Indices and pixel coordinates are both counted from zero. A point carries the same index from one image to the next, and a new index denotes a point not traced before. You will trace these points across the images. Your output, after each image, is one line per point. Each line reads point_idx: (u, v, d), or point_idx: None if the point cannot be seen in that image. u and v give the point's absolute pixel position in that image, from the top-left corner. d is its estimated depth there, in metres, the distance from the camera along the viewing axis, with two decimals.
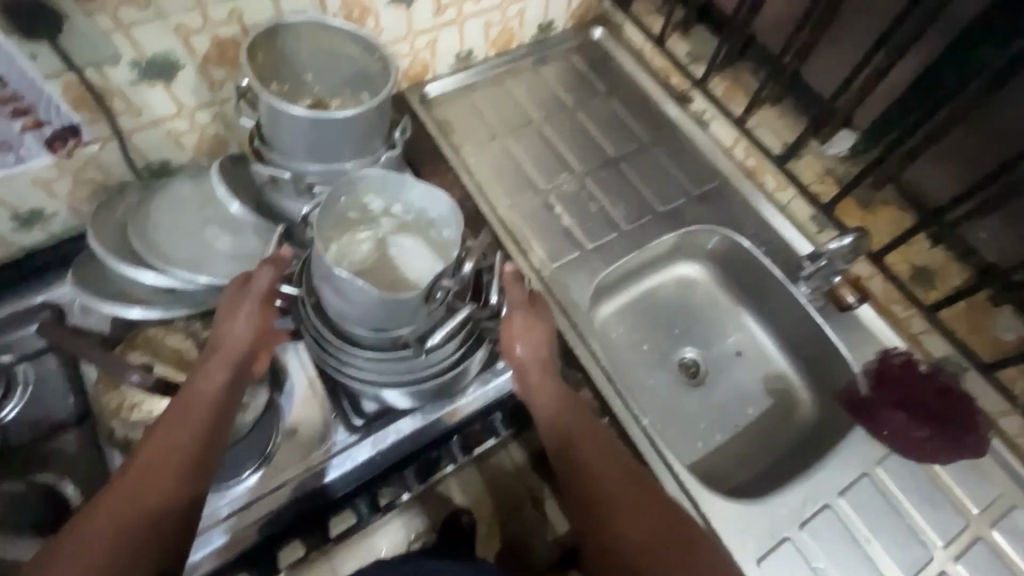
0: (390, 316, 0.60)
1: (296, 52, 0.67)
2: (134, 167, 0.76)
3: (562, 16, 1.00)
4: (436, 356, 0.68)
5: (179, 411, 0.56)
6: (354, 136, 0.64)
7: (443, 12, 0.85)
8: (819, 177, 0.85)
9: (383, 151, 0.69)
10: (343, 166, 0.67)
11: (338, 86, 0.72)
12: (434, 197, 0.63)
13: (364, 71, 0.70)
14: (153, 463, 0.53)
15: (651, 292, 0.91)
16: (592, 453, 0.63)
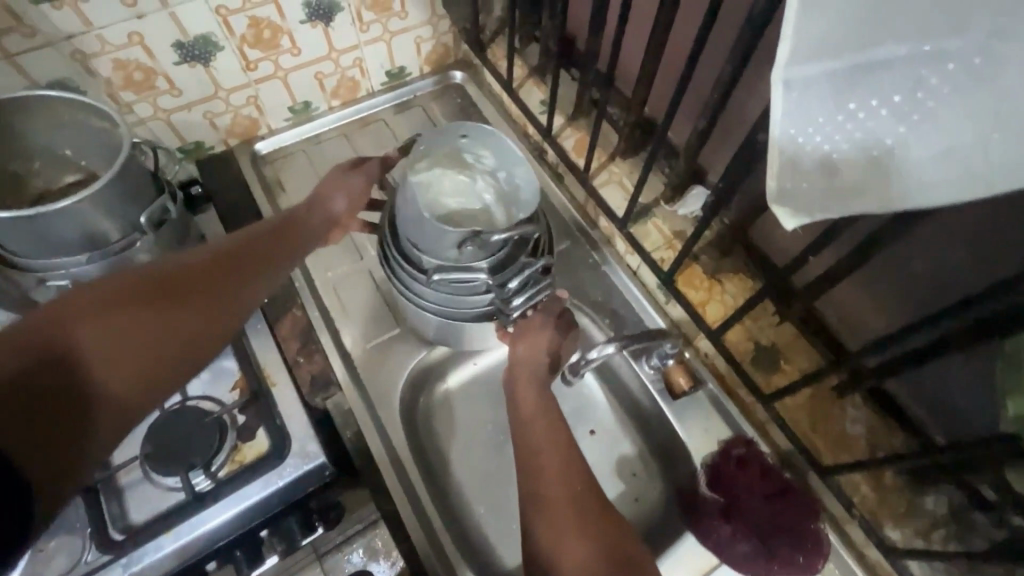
0: (418, 233, 0.61)
1: (32, 128, 0.61)
2: None
3: (414, 62, 0.94)
4: (444, 294, 0.66)
5: (266, 243, 0.61)
6: (76, 229, 0.56)
7: (255, 68, 0.78)
8: (666, 241, 0.77)
9: (137, 236, 0.62)
10: (75, 261, 0.59)
11: (99, 158, 0.66)
12: (530, 182, 0.65)
13: (117, 143, 0.63)
14: (232, 282, 0.57)
15: (498, 365, 0.83)
16: (555, 477, 0.59)
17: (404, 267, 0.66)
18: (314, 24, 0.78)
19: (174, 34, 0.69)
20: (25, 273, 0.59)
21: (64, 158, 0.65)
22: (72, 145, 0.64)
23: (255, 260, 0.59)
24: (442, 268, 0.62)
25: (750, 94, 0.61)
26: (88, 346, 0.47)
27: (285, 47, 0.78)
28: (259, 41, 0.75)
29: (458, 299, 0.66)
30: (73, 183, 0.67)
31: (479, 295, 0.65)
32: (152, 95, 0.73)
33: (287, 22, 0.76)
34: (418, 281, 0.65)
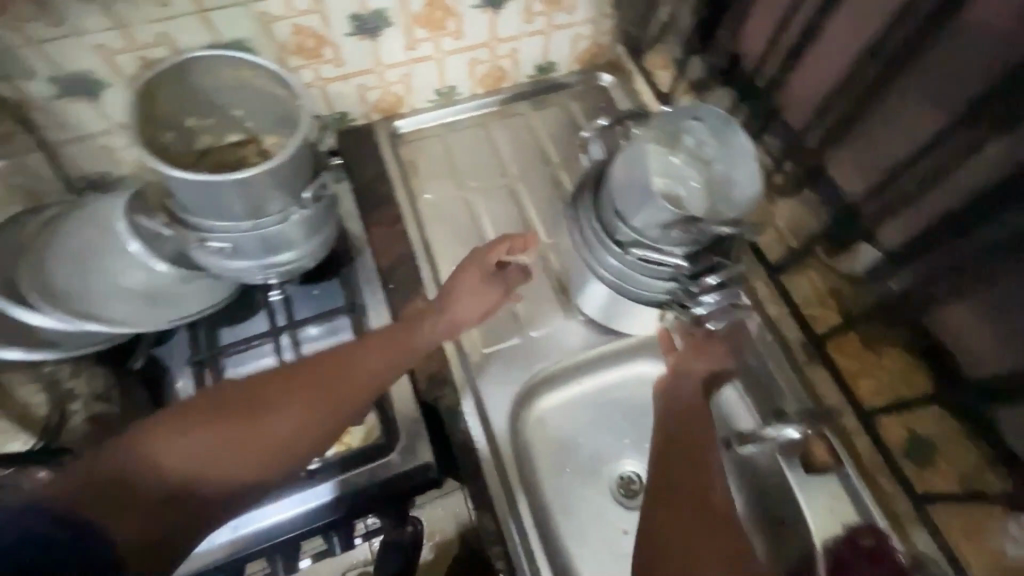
0: (629, 199, 0.59)
1: (215, 87, 0.61)
2: (66, 179, 0.73)
3: (565, 58, 0.89)
4: (624, 271, 0.62)
5: (364, 353, 0.58)
6: (249, 197, 0.57)
7: (417, 47, 0.76)
8: (820, 297, 0.71)
9: (296, 210, 0.61)
10: (240, 226, 0.60)
11: (268, 122, 0.66)
12: (747, 184, 0.59)
13: (289, 111, 0.62)
14: (325, 396, 0.54)
15: (605, 389, 0.79)
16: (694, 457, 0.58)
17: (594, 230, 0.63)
18: (484, 9, 0.75)
19: (354, 6, 0.67)
20: (190, 231, 0.60)
21: (233, 119, 0.66)
22: (243, 107, 0.64)
23: (356, 376, 0.56)
24: (639, 242, 0.59)
25: (980, 162, 0.54)
26: (180, 460, 0.48)
27: (451, 30, 0.76)
28: (429, 21, 0.73)
29: (636, 278, 0.62)
30: (235, 144, 0.68)
31: (659, 282, 0.61)
32: (317, 63, 0.73)
33: (459, 5, 0.73)
34: (602, 247, 0.62)
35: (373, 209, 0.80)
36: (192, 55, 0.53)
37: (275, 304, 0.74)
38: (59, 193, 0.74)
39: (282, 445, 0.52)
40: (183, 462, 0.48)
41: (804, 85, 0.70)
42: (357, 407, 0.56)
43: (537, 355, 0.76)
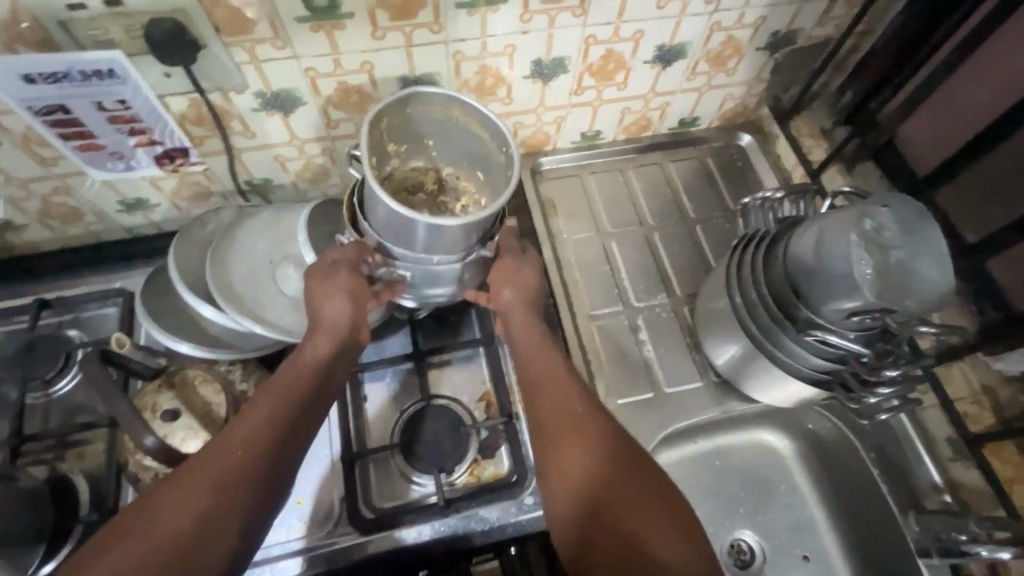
0: (817, 279, 0.59)
1: (422, 118, 0.64)
2: (237, 181, 0.76)
3: (709, 114, 0.90)
4: (795, 349, 0.61)
5: (260, 410, 0.54)
6: (447, 238, 0.57)
7: (581, 93, 0.78)
8: (974, 394, 0.69)
9: (478, 249, 0.62)
10: (428, 259, 0.61)
11: (456, 155, 0.69)
12: (937, 275, 0.58)
13: (486, 153, 0.66)
14: (234, 456, 0.50)
15: (724, 452, 0.78)
16: (576, 444, 0.56)
17: (765, 303, 0.62)
18: (654, 65, 0.76)
19: (540, 52, 0.69)
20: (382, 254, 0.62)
21: (422, 146, 0.68)
22: (436, 137, 0.67)
23: (256, 430, 0.52)
24: (815, 322, 0.59)
25: None
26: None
27: (617, 81, 0.77)
28: (601, 71, 0.75)
29: (801, 353, 0.61)
30: (416, 168, 0.70)
31: (830, 364, 0.60)
32: (488, 99, 0.75)
33: (633, 59, 0.74)
34: (767, 320, 0.62)
35: None
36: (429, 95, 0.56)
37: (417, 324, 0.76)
38: (228, 192, 0.78)
39: (192, 524, 0.46)
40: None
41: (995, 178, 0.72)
42: (300, 409, 0.56)
43: (674, 413, 0.75)
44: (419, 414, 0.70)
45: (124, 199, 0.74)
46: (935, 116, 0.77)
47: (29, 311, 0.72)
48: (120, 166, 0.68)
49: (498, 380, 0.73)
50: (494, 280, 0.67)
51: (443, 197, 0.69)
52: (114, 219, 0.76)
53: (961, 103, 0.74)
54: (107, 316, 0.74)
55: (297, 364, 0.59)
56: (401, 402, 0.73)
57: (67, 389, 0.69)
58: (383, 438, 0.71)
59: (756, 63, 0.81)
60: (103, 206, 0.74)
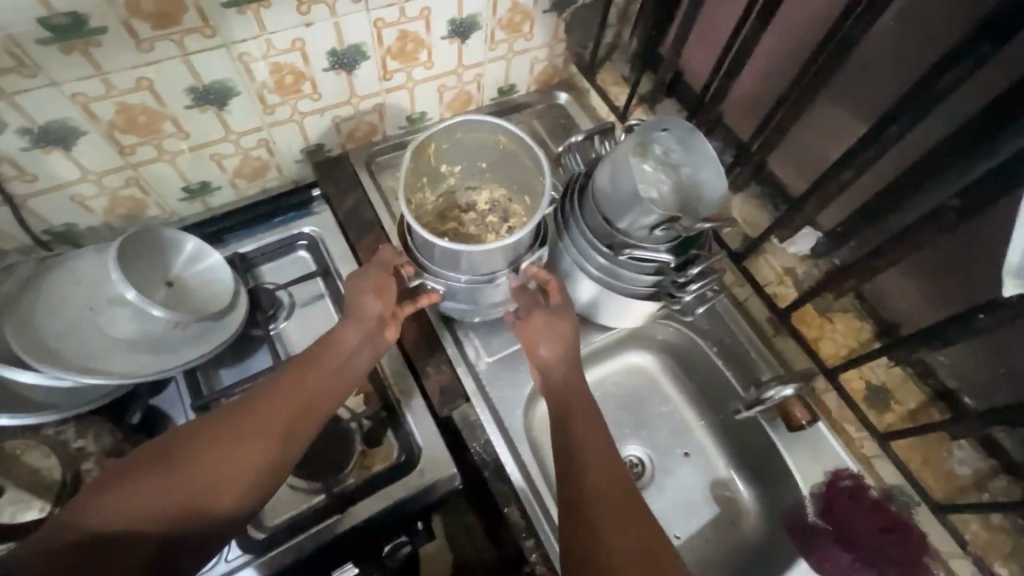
0: (617, 203, 0.65)
1: (487, 143, 0.70)
2: (32, 232, 0.69)
3: (524, 80, 0.95)
4: (620, 271, 0.68)
5: (276, 403, 0.58)
6: (488, 259, 0.63)
7: (390, 77, 0.80)
8: (779, 276, 0.81)
9: (503, 272, 0.66)
10: (459, 277, 0.66)
11: (505, 179, 0.75)
12: (714, 179, 0.66)
13: (529, 178, 0.71)
14: (245, 441, 0.56)
15: (602, 382, 0.86)
16: (591, 455, 0.60)
17: (587, 235, 0.68)
18: (452, 39, 0.79)
19: (331, 43, 0.70)
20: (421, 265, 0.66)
21: (477, 168, 0.75)
22: (492, 163, 0.74)
23: (265, 419, 0.57)
24: (628, 242, 0.66)
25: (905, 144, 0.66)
26: (116, 510, 0.51)
27: (422, 60, 0.80)
28: (402, 53, 0.77)
29: (622, 272, 0.68)
30: (471, 188, 0.76)
31: (649, 277, 0.68)
32: (295, 98, 0.74)
33: (430, 37, 0.77)
34: (592, 250, 0.68)
35: (360, 235, 0.82)
36: (457, 125, 0.63)
37: (277, 336, 0.76)
38: (26, 247, 0.70)
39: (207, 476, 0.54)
40: (142, 517, 0.51)
41: (754, 93, 0.82)
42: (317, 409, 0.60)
43: None
44: None
45: None
46: (701, 49, 0.87)
47: None
48: None
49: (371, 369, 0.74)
50: (530, 336, 0.67)
51: (490, 217, 0.75)
52: None
53: (714, 33, 0.84)
54: None
55: (321, 354, 0.62)
56: None
57: None
58: None
59: (549, 24, 0.87)
60: None
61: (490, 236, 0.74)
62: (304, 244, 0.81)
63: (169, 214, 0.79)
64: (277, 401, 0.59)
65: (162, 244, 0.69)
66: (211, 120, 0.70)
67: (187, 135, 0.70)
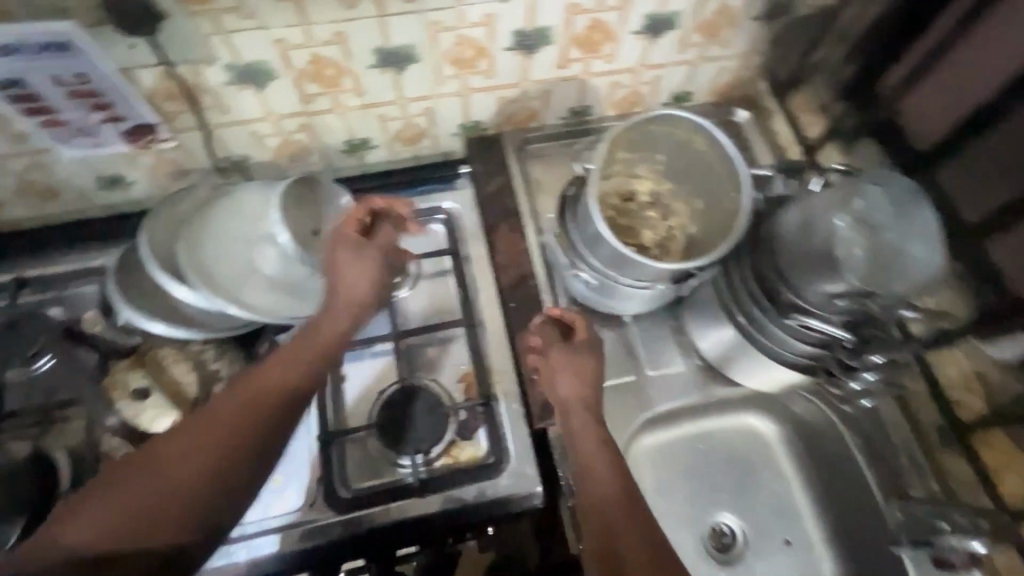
0: (803, 256, 0.57)
1: (680, 138, 0.63)
2: (214, 158, 0.74)
3: (704, 89, 0.86)
4: (777, 333, 0.60)
5: (257, 389, 0.57)
6: (646, 269, 0.60)
7: (567, 66, 0.75)
8: (966, 382, 0.67)
9: (662, 284, 0.62)
10: (613, 274, 0.63)
11: (681, 179, 0.67)
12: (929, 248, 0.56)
13: (717, 192, 0.63)
14: (235, 435, 0.54)
15: (710, 434, 0.77)
16: (598, 484, 0.56)
17: (749, 282, 0.60)
18: (643, 35, 0.73)
19: (521, 22, 0.66)
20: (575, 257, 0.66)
21: (653, 157, 0.66)
22: (670, 158, 0.66)
23: (252, 412, 0.56)
24: (798, 305, 0.57)
25: None
26: (93, 531, 0.47)
27: (604, 52, 0.74)
28: (587, 42, 0.72)
29: (780, 337, 0.59)
30: (636, 176, 0.68)
31: (811, 348, 0.59)
32: (469, 73, 0.72)
33: (621, 30, 0.71)
34: (749, 300, 0.60)
35: (497, 222, 0.79)
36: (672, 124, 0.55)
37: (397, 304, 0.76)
38: (206, 170, 0.76)
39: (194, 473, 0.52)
40: (135, 521, 0.48)
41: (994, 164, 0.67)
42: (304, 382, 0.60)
43: (662, 396, 0.73)
44: (400, 394, 0.69)
45: (100, 175, 0.73)
46: (936, 86, 0.72)
47: (11, 291, 0.73)
48: (90, 142, 0.67)
49: (477, 360, 0.73)
50: (547, 374, 0.64)
51: (649, 211, 0.68)
52: (92, 196, 0.75)
53: (966, 69, 0.68)
54: (88, 295, 0.74)
55: (299, 350, 0.62)
56: (375, 379, 0.72)
57: (47, 368, 0.69)
58: (362, 420, 0.70)
59: (753, 33, 0.77)
60: (81, 183, 0.73)
61: (647, 233, 0.67)
62: (441, 219, 0.82)
63: (328, 163, 0.81)
64: (255, 386, 0.58)
65: (309, 193, 0.70)
66: (388, 82, 0.70)
67: (363, 93, 0.71)
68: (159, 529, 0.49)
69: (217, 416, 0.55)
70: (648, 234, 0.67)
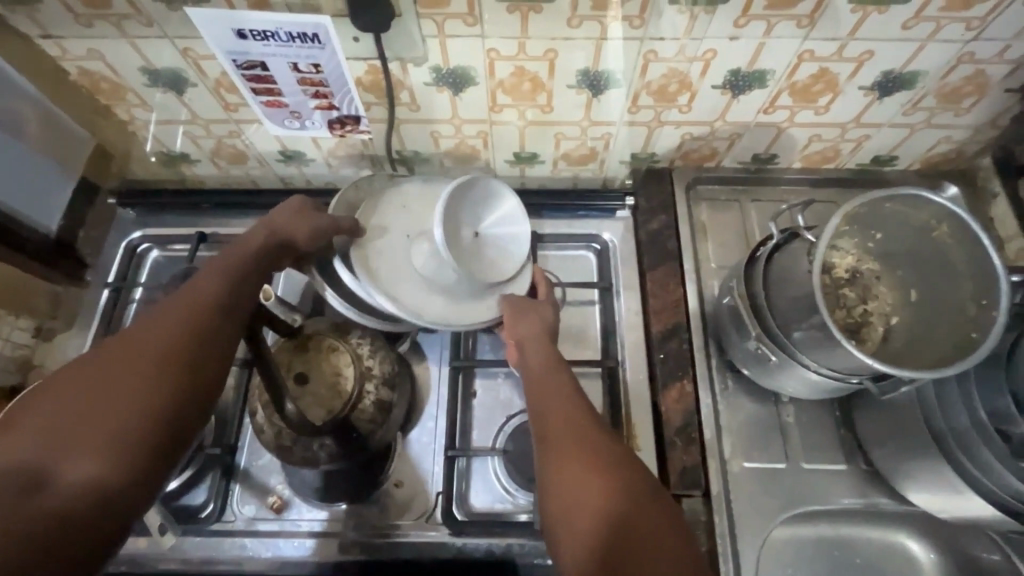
0: None
1: (912, 220, 0.56)
2: (390, 151, 0.75)
3: (914, 157, 0.76)
4: (997, 471, 0.54)
5: (196, 301, 0.49)
6: (847, 359, 0.53)
7: (772, 112, 0.68)
8: None
9: (855, 379, 0.56)
10: (803, 357, 0.57)
11: (891, 264, 0.59)
12: None
13: (942, 288, 0.56)
14: (164, 358, 0.45)
15: (848, 543, 0.66)
16: (600, 460, 0.47)
17: (979, 406, 0.54)
18: (870, 92, 0.65)
19: (741, 62, 0.61)
20: (762, 329, 0.59)
21: (866, 234, 0.58)
22: (885, 239, 0.58)
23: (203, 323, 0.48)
24: None
25: None
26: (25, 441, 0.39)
27: (818, 104, 0.67)
28: (804, 91, 0.65)
29: (998, 475, 0.54)
30: (839, 249, 0.59)
31: None
32: (665, 106, 0.68)
33: (848, 83, 0.64)
34: (974, 425, 0.55)
35: (654, 263, 0.74)
36: (951, 205, 0.48)
37: None
38: (378, 160, 0.77)
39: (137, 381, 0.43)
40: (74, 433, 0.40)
41: None
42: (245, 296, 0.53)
43: (813, 495, 0.64)
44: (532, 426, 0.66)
45: (284, 150, 0.76)
46: None
47: (190, 243, 0.78)
48: (296, 123, 0.70)
49: (612, 406, 0.68)
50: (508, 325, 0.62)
51: (846, 289, 0.58)
52: (272, 167, 0.79)
53: None
54: None
55: (226, 264, 0.54)
56: (505, 402, 0.70)
57: None
58: (487, 441, 0.68)
59: (999, 105, 0.67)
60: (265, 153, 0.77)
61: (840, 312, 0.57)
62: (595, 248, 0.79)
63: (490, 171, 0.80)
64: (199, 303, 0.49)
65: (490, 196, 0.63)
66: (580, 103, 0.67)
67: (550, 110, 0.69)
68: (86, 466, 0.40)
69: (166, 329, 0.47)
70: (854, 318, 0.57)
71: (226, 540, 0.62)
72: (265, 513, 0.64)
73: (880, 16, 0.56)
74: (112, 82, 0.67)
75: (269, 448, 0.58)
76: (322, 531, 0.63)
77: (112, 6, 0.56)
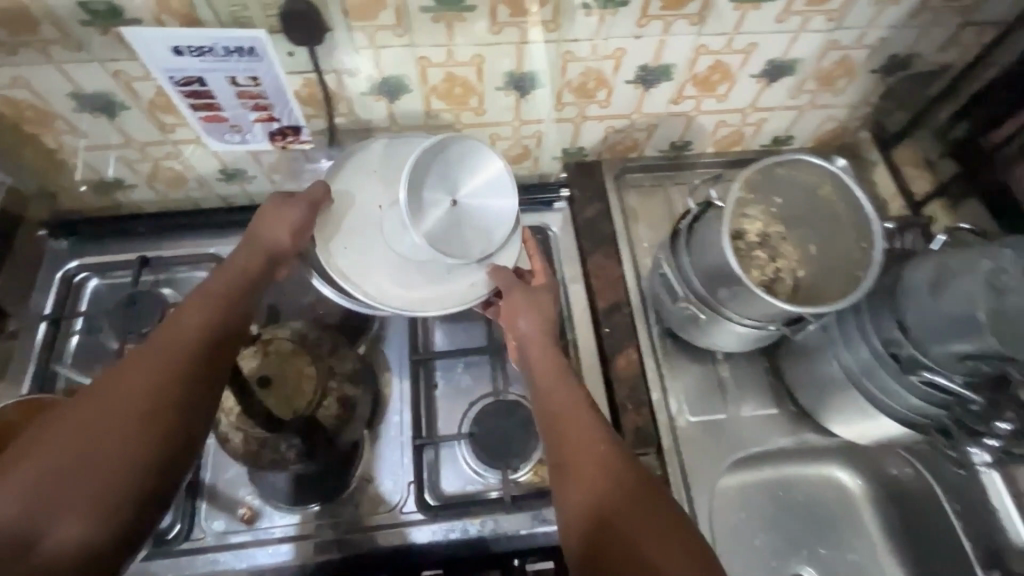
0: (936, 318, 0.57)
1: (803, 184, 0.64)
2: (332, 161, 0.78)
3: (806, 135, 0.86)
4: (896, 389, 0.60)
5: (181, 347, 0.50)
6: (760, 308, 0.60)
7: (680, 102, 0.77)
8: None
9: (771, 326, 0.63)
10: (724, 309, 0.64)
11: (792, 224, 0.67)
12: None
13: (834, 240, 0.65)
14: (149, 411, 0.46)
15: (789, 480, 0.73)
16: (585, 458, 0.52)
17: (872, 333, 0.61)
18: (760, 79, 0.74)
19: (647, 58, 0.69)
20: (689, 290, 0.66)
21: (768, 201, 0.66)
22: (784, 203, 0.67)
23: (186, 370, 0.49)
24: (920, 360, 0.58)
25: None
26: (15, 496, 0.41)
27: (718, 92, 0.75)
28: (705, 81, 0.73)
29: (898, 392, 0.60)
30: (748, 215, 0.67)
31: (933, 406, 0.59)
32: (586, 102, 0.74)
33: (740, 72, 0.73)
34: (873, 353, 0.61)
35: (593, 247, 0.80)
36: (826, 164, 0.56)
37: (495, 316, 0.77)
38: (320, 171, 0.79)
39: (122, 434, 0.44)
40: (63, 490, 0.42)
41: None
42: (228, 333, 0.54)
43: (752, 438, 0.71)
44: (494, 407, 0.69)
45: (225, 168, 0.77)
46: None
47: (132, 269, 0.77)
48: (237, 138, 0.71)
49: None
50: (508, 309, 0.64)
51: (757, 250, 0.66)
52: (213, 186, 0.79)
53: None
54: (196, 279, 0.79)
55: (210, 299, 0.55)
56: (466, 388, 0.73)
57: None
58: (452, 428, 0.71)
59: (866, 85, 0.78)
60: (205, 173, 0.77)
61: (754, 270, 0.65)
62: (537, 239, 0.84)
63: None
64: (183, 347, 0.50)
65: (467, 159, 0.63)
66: (509, 104, 0.73)
67: (483, 112, 0.74)
68: (76, 524, 0.41)
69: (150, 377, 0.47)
70: (765, 272, 0.65)
71: (197, 557, 0.62)
72: (236, 526, 0.64)
73: (757, 12, 0.64)
74: (39, 111, 0.66)
75: (236, 455, 0.58)
76: (295, 536, 0.64)
77: (37, 32, 0.56)
